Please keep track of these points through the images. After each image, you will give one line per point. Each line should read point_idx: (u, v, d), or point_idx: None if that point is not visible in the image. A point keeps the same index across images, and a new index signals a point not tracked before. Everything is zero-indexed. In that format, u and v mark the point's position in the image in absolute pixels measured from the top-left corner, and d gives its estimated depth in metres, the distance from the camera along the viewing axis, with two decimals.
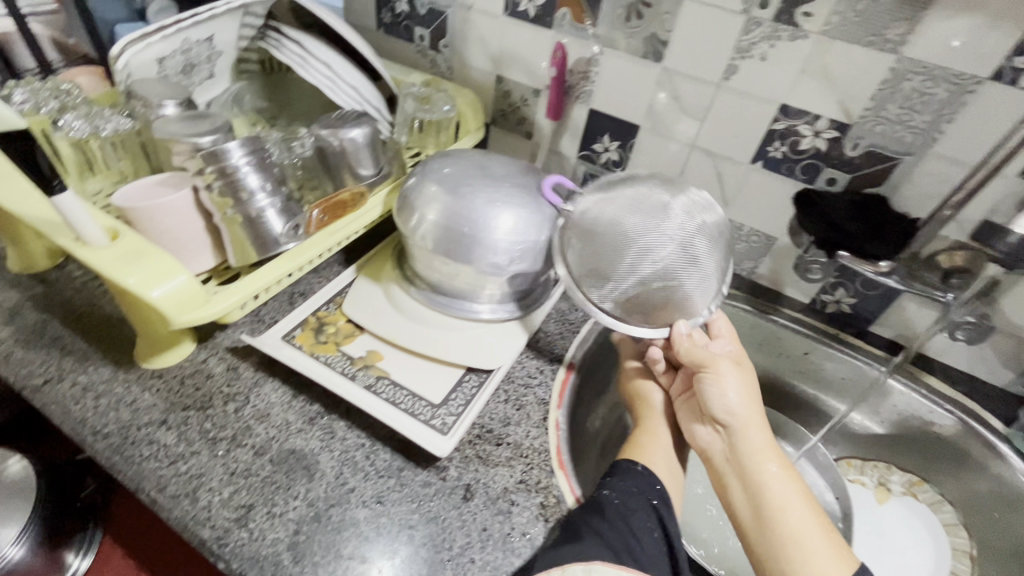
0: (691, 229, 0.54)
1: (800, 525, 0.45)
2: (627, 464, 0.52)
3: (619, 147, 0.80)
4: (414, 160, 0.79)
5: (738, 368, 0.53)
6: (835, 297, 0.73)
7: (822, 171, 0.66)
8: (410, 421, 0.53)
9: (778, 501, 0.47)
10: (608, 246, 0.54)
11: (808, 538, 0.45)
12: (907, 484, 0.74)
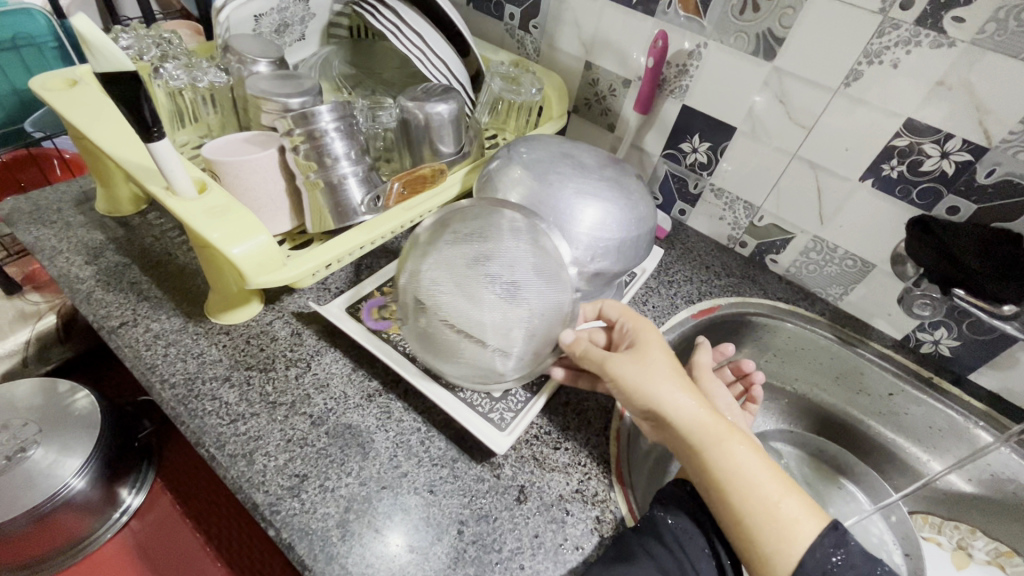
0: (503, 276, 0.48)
1: (756, 495, 0.40)
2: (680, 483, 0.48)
3: (709, 149, 0.75)
4: (492, 142, 0.78)
5: (641, 355, 0.46)
6: (933, 336, 0.67)
7: (943, 196, 0.59)
8: (469, 412, 0.51)
9: (729, 484, 0.40)
10: (456, 345, 0.49)
11: (773, 513, 0.39)
12: (992, 552, 0.67)
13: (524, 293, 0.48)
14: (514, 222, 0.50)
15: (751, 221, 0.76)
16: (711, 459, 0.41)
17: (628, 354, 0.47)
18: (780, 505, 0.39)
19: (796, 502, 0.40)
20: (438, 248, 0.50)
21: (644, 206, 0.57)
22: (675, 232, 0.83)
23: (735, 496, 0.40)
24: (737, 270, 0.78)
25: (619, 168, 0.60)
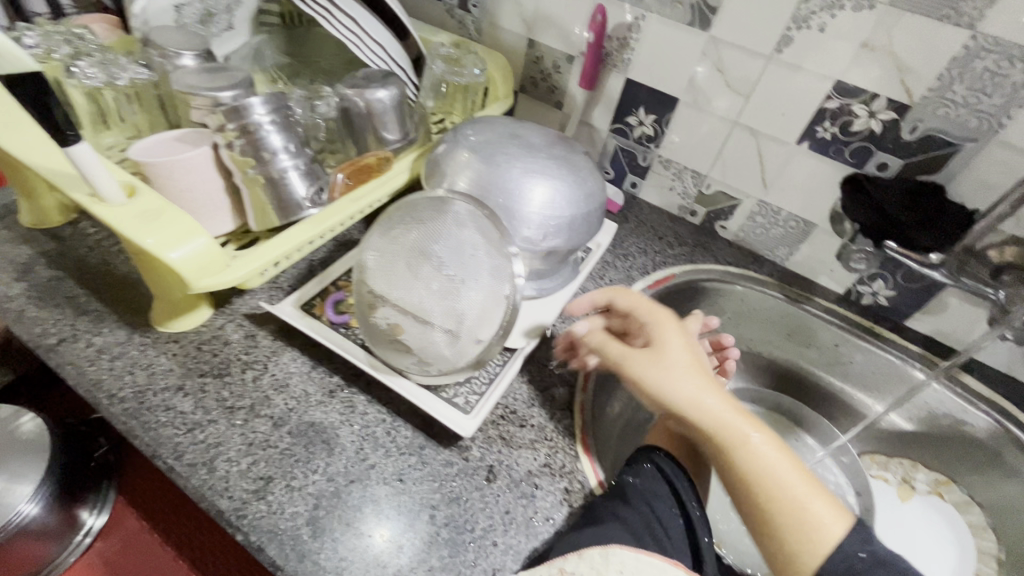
0: (451, 260, 0.49)
1: (784, 496, 0.38)
2: (650, 449, 0.51)
3: (654, 121, 0.76)
4: (440, 127, 0.75)
5: (660, 353, 0.44)
6: (872, 288, 0.71)
7: (873, 154, 0.62)
8: (433, 399, 0.51)
9: (755, 485, 0.39)
10: (412, 337, 0.49)
11: (803, 515, 0.38)
12: (932, 483, 0.71)
13: (470, 281, 0.49)
14: (456, 213, 0.51)
15: (699, 190, 0.78)
16: (737, 458, 0.40)
17: (647, 353, 0.45)
18: (811, 507, 0.38)
19: (822, 502, 0.39)
20: (382, 243, 0.51)
21: (593, 181, 0.58)
22: (628, 205, 0.84)
23: (761, 495, 0.39)
24: (689, 239, 0.80)
25: (567, 145, 0.61)
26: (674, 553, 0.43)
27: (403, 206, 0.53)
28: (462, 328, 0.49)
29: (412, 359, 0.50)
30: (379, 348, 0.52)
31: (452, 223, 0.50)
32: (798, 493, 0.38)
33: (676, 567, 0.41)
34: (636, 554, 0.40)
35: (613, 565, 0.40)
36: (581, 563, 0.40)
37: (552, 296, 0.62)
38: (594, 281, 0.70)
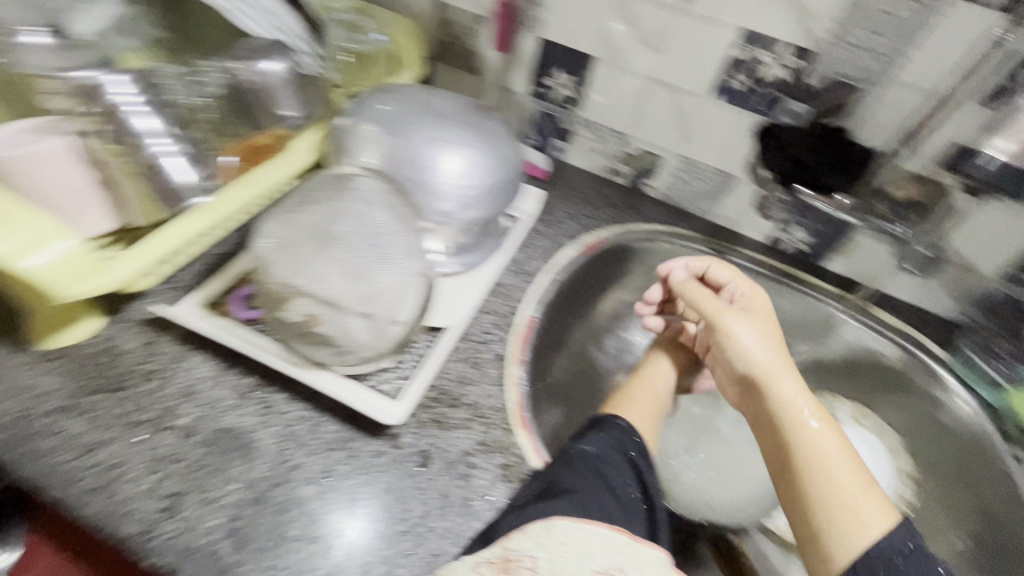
0: (357, 241, 0.46)
1: (832, 475, 0.41)
2: (607, 419, 0.53)
3: (573, 82, 0.74)
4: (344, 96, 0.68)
5: (748, 319, 0.51)
6: (791, 235, 0.74)
7: (781, 103, 0.63)
8: (358, 388, 0.49)
9: (806, 458, 0.42)
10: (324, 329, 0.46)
11: (849, 498, 0.40)
12: (852, 412, 0.71)
13: (380, 262, 0.46)
14: (358, 190, 0.49)
15: (623, 150, 0.78)
16: (794, 433, 0.43)
17: (743, 318, 0.51)
18: (856, 494, 0.40)
19: (871, 499, 0.40)
20: (277, 228, 0.47)
21: (507, 149, 0.55)
22: (555, 170, 0.82)
23: (806, 471, 0.42)
24: (618, 200, 0.79)
25: (478, 110, 0.58)
26: (622, 520, 0.44)
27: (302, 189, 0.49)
28: (378, 310, 0.46)
29: (330, 349, 0.48)
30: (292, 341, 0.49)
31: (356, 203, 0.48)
32: (847, 477, 0.40)
33: (619, 534, 0.42)
34: (580, 525, 0.41)
35: (556, 537, 0.40)
36: (525, 540, 0.40)
37: (477, 271, 0.60)
38: (522, 250, 0.68)
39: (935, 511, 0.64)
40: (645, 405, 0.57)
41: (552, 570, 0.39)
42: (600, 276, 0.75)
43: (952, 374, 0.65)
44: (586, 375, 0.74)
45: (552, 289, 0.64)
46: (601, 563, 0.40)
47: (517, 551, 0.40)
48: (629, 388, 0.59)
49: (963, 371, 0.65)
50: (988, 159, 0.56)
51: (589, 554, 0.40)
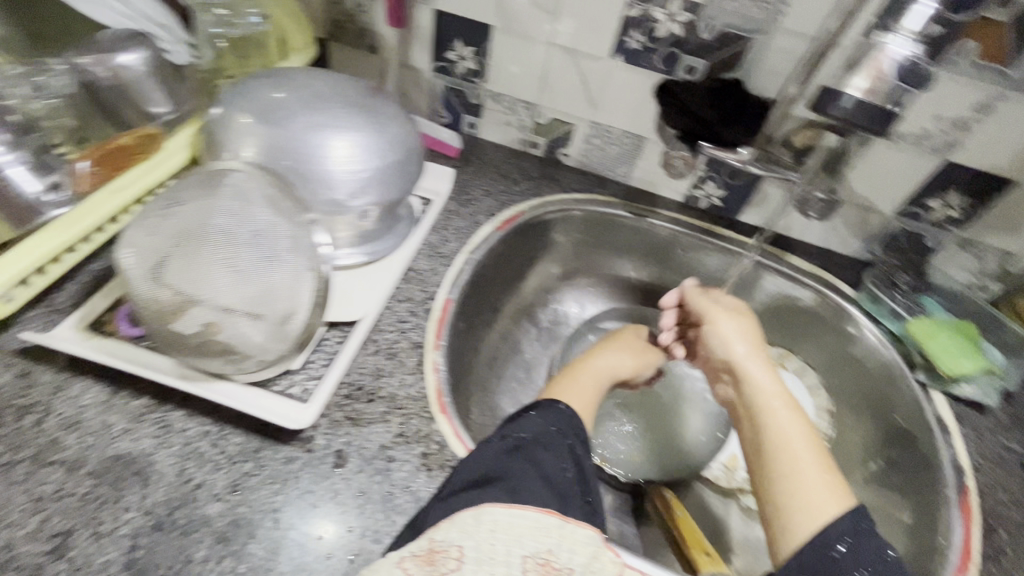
0: (235, 240, 0.42)
1: (794, 457, 0.42)
2: (547, 404, 0.51)
3: (475, 54, 0.71)
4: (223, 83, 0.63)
5: (737, 316, 0.55)
6: (706, 191, 0.75)
7: (680, 59, 0.63)
8: (263, 395, 0.47)
9: (775, 439, 0.43)
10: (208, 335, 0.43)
11: (809, 480, 0.40)
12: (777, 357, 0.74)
13: (264, 260, 0.43)
14: (231, 186, 0.44)
15: (534, 120, 0.76)
16: (766, 417, 0.45)
17: (723, 314, 0.55)
18: (817, 476, 0.41)
19: (833, 480, 0.40)
20: (143, 234, 0.43)
21: (395, 126, 0.52)
22: (470, 147, 0.80)
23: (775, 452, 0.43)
24: (535, 172, 0.78)
25: (361, 87, 0.54)
26: (554, 501, 0.43)
27: (170, 189, 0.45)
28: (269, 312, 0.43)
29: (224, 358, 0.45)
30: (179, 353, 0.45)
31: (229, 198, 0.44)
32: (809, 461, 0.41)
33: (549, 516, 0.42)
34: (508, 511, 0.41)
35: (485, 525, 0.40)
36: (451, 530, 0.40)
37: (387, 260, 0.58)
38: (438, 233, 0.66)
39: (851, 444, 0.66)
40: (585, 384, 0.55)
41: (479, 559, 0.39)
42: (523, 251, 0.74)
43: (859, 309, 0.68)
44: (513, 358, 0.74)
45: (469, 270, 0.63)
46: (530, 547, 0.40)
47: (444, 542, 0.39)
48: (573, 369, 0.57)
49: (869, 306, 0.67)
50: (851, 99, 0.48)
51: (519, 539, 0.40)
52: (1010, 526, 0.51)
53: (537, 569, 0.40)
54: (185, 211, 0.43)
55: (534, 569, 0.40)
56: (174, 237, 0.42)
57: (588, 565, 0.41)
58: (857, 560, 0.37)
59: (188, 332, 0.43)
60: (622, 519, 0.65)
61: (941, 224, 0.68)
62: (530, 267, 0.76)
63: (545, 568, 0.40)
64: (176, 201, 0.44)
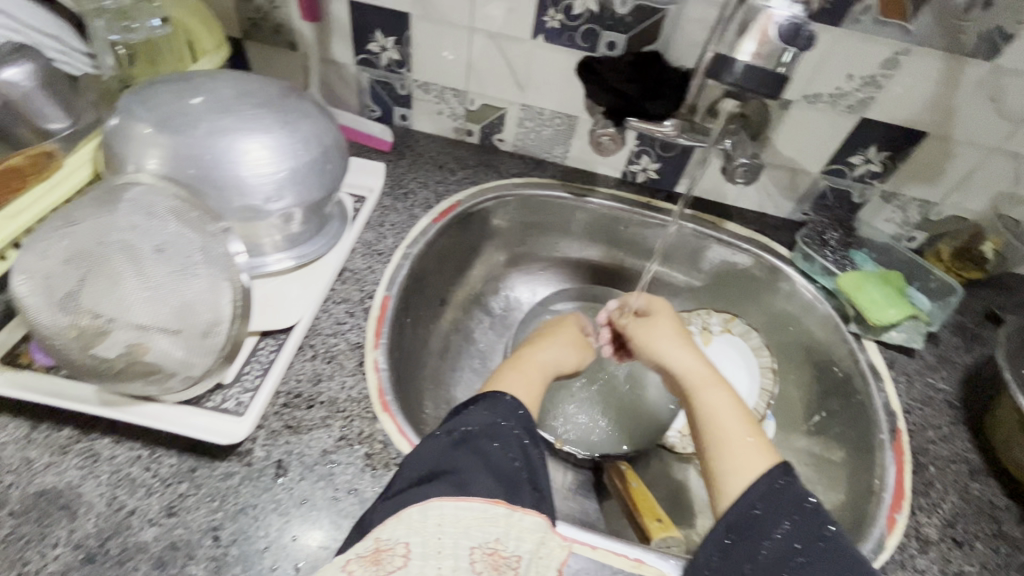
0: (143, 259, 0.41)
1: (725, 430, 0.45)
2: (493, 395, 0.51)
3: (396, 44, 0.70)
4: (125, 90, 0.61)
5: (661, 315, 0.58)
6: (641, 165, 0.75)
7: (600, 35, 0.63)
8: (195, 413, 0.45)
9: (708, 417, 0.46)
10: (124, 357, 0.41)
11: (739, 445, 0.43)
12: (722, 323, 0.74)
13: (176, 275, 0.42)
14: (133, 200, 0.43)
15: (465, 108, 0.75)
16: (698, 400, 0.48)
17: (645, 319, 0.58)
18: (746, 441, 0.43)
19: (757, 442, 0.43)
20: (42, 258, 0.41)
21: (306, 123, 0.50)
22: (403, 140, 0.78)
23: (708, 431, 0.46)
24: (471, 160, 0.77)
25: (269, 87, 0.52)
26: (501, 490, 0.43)
27: (69, 207, 0.43)
28: (189, 326, 0.42)
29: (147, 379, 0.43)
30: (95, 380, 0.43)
31: (134, 213, 0.42)
32: (738, 430, 0.44)
33: (497, 506, 0.42)
34: (455, 504, 0.40)
35: (431, 519, 0.40)
36: (398, 528, 0.39)
37: (320, 263, 0.57)
38: (374, 230, 0.65)
39: (795, 400, 0.69)
40: (529, 376, 0.55)
41: (425, 554, 0.38)
42: (465, 241, 0.73)
43: (795, 269, 0.70)
44: (466, 348, 0.74)
45: (407, 264, 0.62)
46: (477, 538, 0.40)
47: (389, 541, 0.39)
48: (517, 362, 0.57)
49: (804, 266, 0.70)
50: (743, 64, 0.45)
51: (466, 530, 0.40)
52: (937, 460, 0.55)
53: (485, 559, 0.39)
54: (87, 229, 0.41)
55: (481, 560, 0.39)
56: (76, 258, 0.40)
57: (536, 551, 0.41)
58: (778, 513, 0.38)
59: (103, 357, 0.41)
60: (584, 495, 0.66)
61: (864, 179, 0.70)
62: (474, 256, 0.76)
63: (494, 558, 0.39)
64: (76, 222, 0.42)
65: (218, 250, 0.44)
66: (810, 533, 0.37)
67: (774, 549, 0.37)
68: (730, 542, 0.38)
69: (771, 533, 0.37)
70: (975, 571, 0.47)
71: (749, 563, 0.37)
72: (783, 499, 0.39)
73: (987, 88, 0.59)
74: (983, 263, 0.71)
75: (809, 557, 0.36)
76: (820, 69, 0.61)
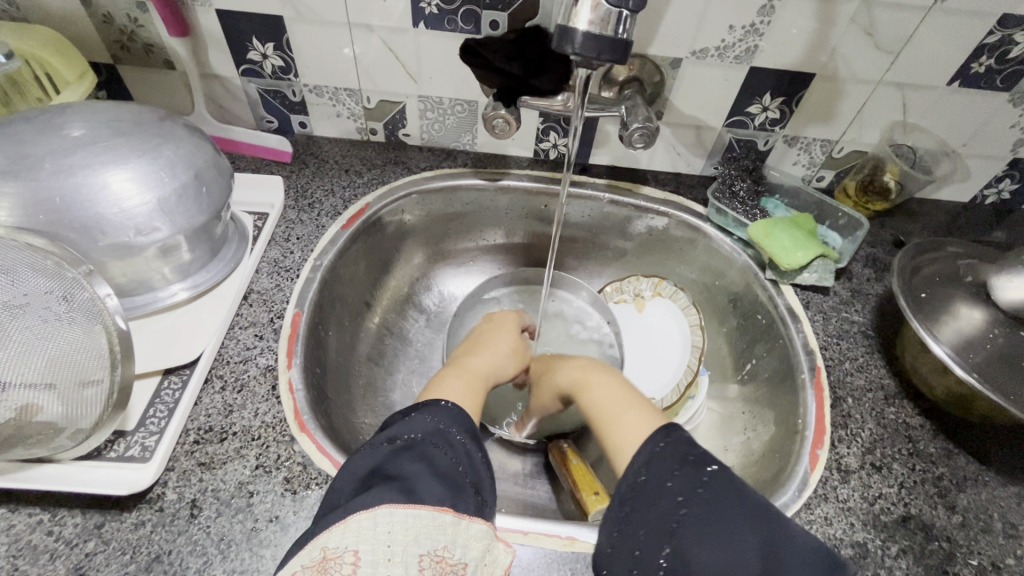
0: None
1: (616, 412, 0.48)
2: (432, 403, 0.47)
3: (276, 49, 0.66)
4: None
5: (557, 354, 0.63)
6: (551, 141, 0.74)
7: (480, 15, 0.61)
8: (96, 466, 0.44)
9: (602, 406, 0.50)
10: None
11: (628, 419, 0.47)
12: (653, 287, 0.75)
13: (47, 328, 0.42)
14: None
15: (363, 106, 0.73)
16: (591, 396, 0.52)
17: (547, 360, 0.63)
18: (631, 414, 0.47)
19: (639, 411, 0.47)
20: None
21: (169, 148, 0.48)
22: (306, 148, 0.75)
23: (597, 419, 0.49)
24: (379, 159, 0.75)
25: (128, 113, 0.49)
26: (447, 495, 0.40)
27: None
28: (61, 377, 0.41)
29: (32, 442, 0.41)
30: None
31: None
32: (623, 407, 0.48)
33: (445, 513, 0.39)
34: (405, 510, 0.37)
35: (381, 526, 0.37)
36: (347, 534, 0.37)
37: (224, 289, 0.56)
38: (280, 246, 0.63)
39: (727, 352, 0.70)
40: (468, 380, 0.54)
41: (376, 563, 0.36)
42: (382, 243, 0.72)
43: (712, 225, 0.71)
44: (401, 350, 0.72)
45: (317, 277, 0.60)
46: (427, 545, 0.37)
47: (338, 547, 0.36)
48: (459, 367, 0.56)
49: (720, 221, 0.70)
50: (582, 35, 0.42)
51: (416, 538, 0.37)
52: (854, 391, 0.57)
53: (433, 567, 0.37)
54: None
55: (430, 568, 0.37)
56: None
57: (482, 559, 0.39)
58: (657, 469, 0.40)
59: None
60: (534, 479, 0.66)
61: (766, 128, 0.70)
62: (396, 257, 0.74)
63: (441, 565, 0.37)
64: None
65: (79, 295, 0.42)
66: (691, 484, 0.39)
67: (660, 510, 0.38)
68: (624, 513, 0.39)
69: (658, 495, 0.39)
70: (894, 492, 0.50)
71: (643, 529, 0.38)
72: (663, 461, 0.40)
73: (861, 23, 0.59)
74: (886, 195, 0.73)
75: (691, 507, 0.38)
76: (703, 23, 0.61)
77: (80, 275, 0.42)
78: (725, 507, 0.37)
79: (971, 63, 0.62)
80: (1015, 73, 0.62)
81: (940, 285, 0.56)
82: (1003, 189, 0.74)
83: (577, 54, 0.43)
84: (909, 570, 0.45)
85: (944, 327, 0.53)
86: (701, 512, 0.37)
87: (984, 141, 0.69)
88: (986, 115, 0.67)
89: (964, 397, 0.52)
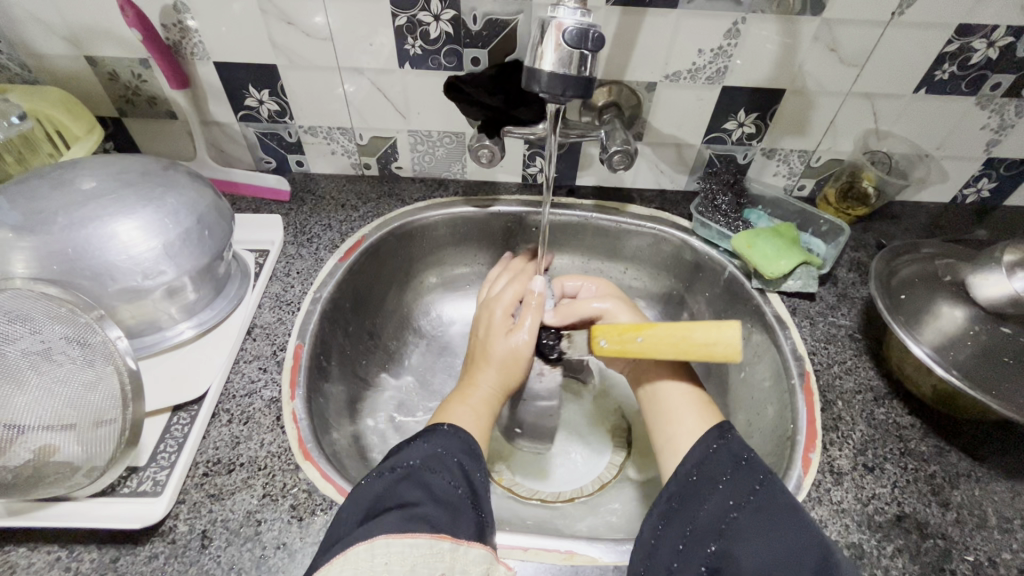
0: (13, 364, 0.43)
1: (673, 418, 0.51)
2: (430, 428, 0.49)
3: (272, 95, 0.70)
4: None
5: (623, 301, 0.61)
6: (538, 167, 0.77)
7: (462, 53, 0.65)
8: (111, 502, 0.46)
9: (657, 397, 0.54)
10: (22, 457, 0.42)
11: (683, 425, 0.50)
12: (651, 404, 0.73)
13: (61, 370, 0.44)
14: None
15: (356, 143, 0.76)
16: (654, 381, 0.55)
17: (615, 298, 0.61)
18: (690, 416, 0.50)
19: (696, 416, 0.50)
20: None
21: (174, 196, 0.51)
22: (304, 185, 0.79)
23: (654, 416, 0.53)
24: (374, 192, 0.78)
25: (134, 164, 0.53)
26: (445, 520, 0.41)
27: None
28: (80, 418, 0.44)
29: (50, 481, 0.43)
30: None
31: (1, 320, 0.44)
32: (688, 416, 0.50)
33: (443, 540, 0.40)
34: (403, 540, 0.39)
35: (378, 558, 0.38)
36: (344, 568, 0.38)
37: (227, 326, 0.59)
38: (281, 282, 0.66)
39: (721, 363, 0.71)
40: (476, 408, 0.53)
41: None
42: (380, 272, 0.74)
43: (699, 238, 0.73)
44: (402, 377, 0.73)
45: (315, 309, 0.63)
46: (423, 572, 0.38)
47: None
48: (462, 388, 0.56)
49: (706, 235, 0.73)
50: (549, 75, 0.45)
51: (412, 568, 0.38)
52: (844, 394, 0.58)
53: None
54: None
55: None
56: None
57: None
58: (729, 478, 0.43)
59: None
60: None
61: (744, 142, 0.73)
62: (395, 285, 0.76)
63: None
64: None
65: (93, 339, 0.45)
66: (744, 492, 0.42)
67: (716, 514, 0.42)
68: (673, 509, 0.43)
69: (714, 493, 0.43)
70: (887, 491, 0.51)
71: (690, 526, 0.42)
72: (717, 463, 0.44)
73: (825, 40, 0.62)
74: (866, 200, 0.75)
75: (742, 512, 0.41)
76: (673, 49, 0.64)
77: (92, 320, 0.44)
78: (779, 513, 0.40)
79: (935, 71, 0.64)
80: (979, 78, 0.64)
81: (921, 286, 0.58)
82: (981, 187, 0.76)
83: (545, 92, 0.46)
84: (906, 569, 0.46)
85: (926, 328, 0.55)
86: (757, 516, 0.41)
87: (957, 143, 0.71)
88: (956, 119, 0.69)
89: (950, 395, 0.53)
